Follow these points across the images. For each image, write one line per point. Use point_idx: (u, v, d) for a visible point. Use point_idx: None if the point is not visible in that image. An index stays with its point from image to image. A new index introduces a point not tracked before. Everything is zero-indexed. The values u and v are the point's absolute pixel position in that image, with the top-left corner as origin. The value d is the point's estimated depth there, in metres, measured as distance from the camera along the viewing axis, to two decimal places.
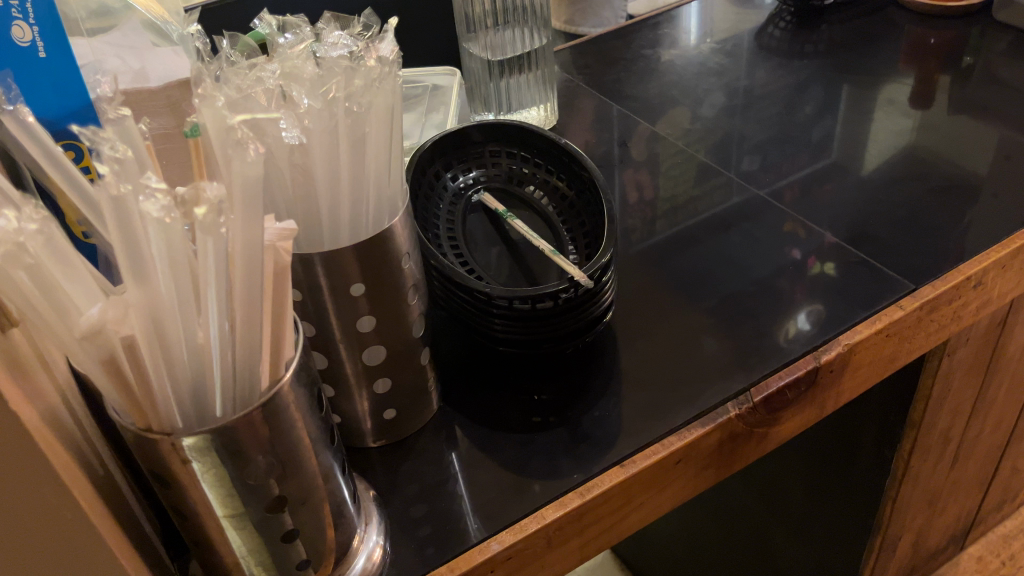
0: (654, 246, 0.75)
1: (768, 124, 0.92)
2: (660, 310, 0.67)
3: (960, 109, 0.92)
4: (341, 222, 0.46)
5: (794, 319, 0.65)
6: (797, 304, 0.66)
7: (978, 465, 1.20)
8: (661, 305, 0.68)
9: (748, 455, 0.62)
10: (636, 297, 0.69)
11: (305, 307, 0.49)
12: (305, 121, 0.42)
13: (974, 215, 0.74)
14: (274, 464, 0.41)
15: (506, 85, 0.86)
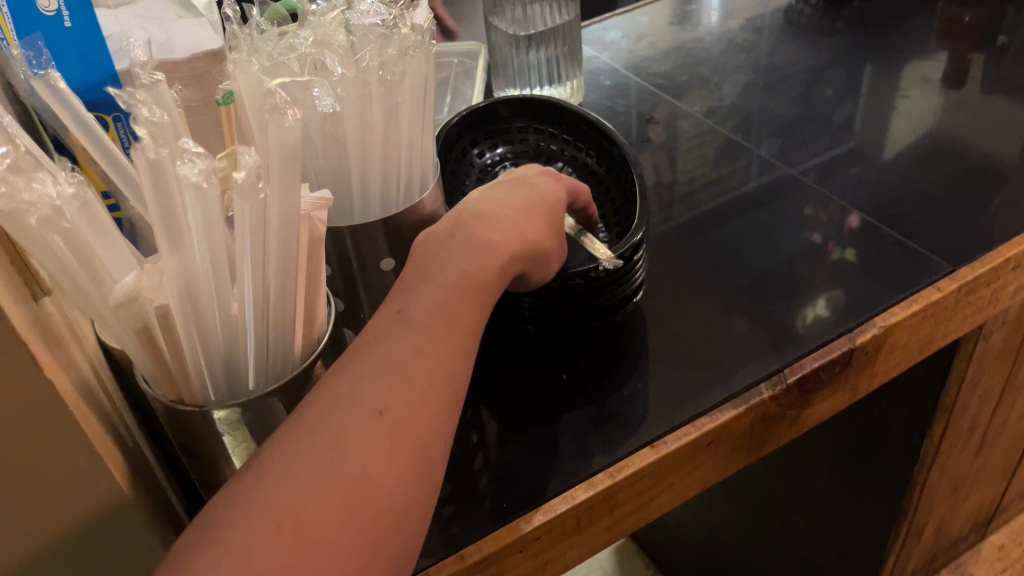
0: (679, 228, 0.73)
1: (798, 102, 0.90)
2: (685, 292, 0.66)
3: (994, 87, 0.90)
4: (372, 195, 0.46)
5: (825, 299, 0.63)
6: (818, 288, 0.65)
7: (1003, 452, 1.18)
8: (687, 287, 0.66)
9: (779, 439, 0.61)
10: (660, 280, 0.67)
11: (332, 280, 0.48)
12: (338, 89, 0.41)
13: (1011, 196, 0.72)
14: None
15: (532, 60, 0.85)
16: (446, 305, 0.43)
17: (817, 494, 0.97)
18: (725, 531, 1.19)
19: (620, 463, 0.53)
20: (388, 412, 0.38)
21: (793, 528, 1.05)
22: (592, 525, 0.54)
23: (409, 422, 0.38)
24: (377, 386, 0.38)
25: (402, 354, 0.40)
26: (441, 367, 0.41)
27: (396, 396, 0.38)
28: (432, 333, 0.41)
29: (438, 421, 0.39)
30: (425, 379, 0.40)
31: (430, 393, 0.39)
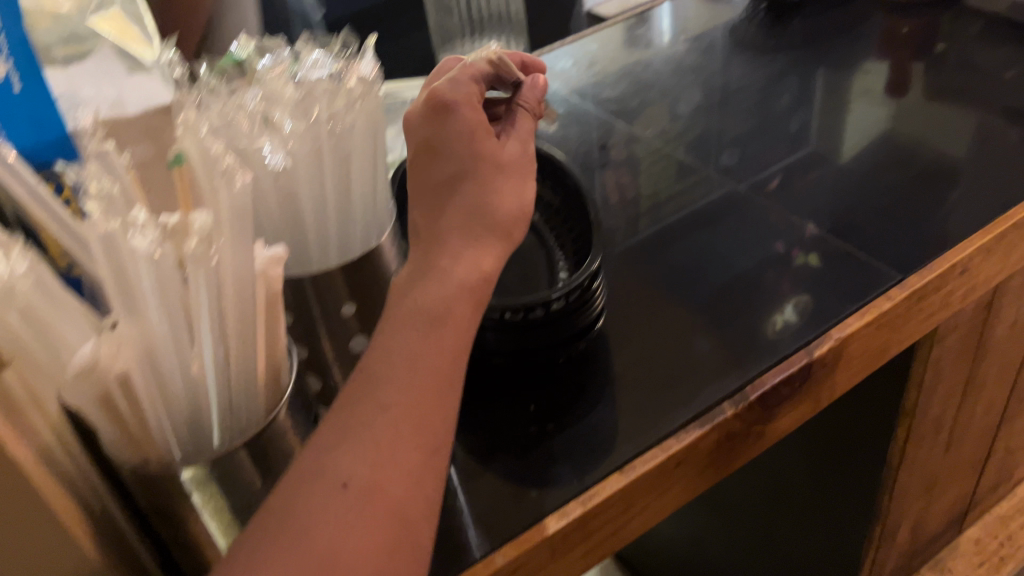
0: (646, 242, 0.75)
1: (747, 119, 0.93)
2: (652, 307, 0.67)
3: (935, 95, 0.92)
4: (330, 244, 0.46)
5: (782, 311, 0.65)
6: (783, 296, 0.66)
7: (971, 448, 1.21)
8: (654, 301, 0.68)
9: (747, 454, 0.62)
10: (630, 292, 0.69)
11: (295, 329, 0.49)
12: (289, 144, 0.42)
13: (958, 201, 0.74)
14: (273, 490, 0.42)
15: None
16: (417, 358, 0.42)
17: (795, 504, 0.98)
18: (705, 543, 1.20)
19: (592, 490, 0.54)
20: (353, 484, 0.38)
21: (771, 538, 1.06)
22: (567, 554, 0.54)
23: (377, 490, 0.38)
24: (343, 456, 0.38)
25: (372, 412, 0.40)
26: (414, 419, 0.40)
27: (362, 465, 0.38)
28: (402, 387, 0.41)
29: (414, 479, 0.39)
30: (395, 439, 0.39)
31: (403, 450, 0.39)
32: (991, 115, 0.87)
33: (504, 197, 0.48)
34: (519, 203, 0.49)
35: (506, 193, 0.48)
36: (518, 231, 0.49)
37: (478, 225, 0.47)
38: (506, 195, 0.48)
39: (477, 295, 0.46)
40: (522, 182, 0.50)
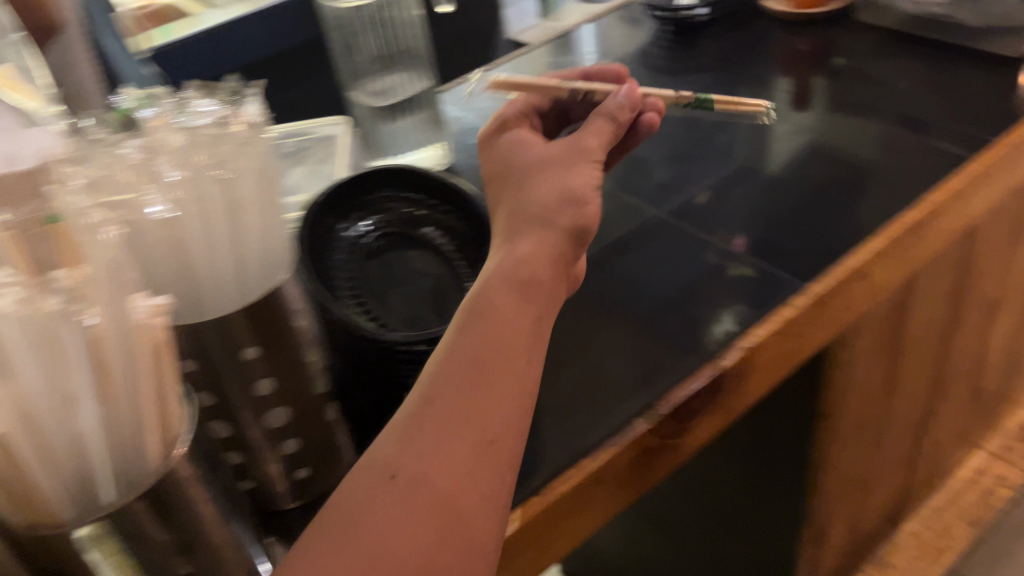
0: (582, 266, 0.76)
1: (656, 141, 0.95)
2: (590, 325, 0.68)
3: (835, 109, 0.96)
4: (227, 291, 0.46)
5: (719, 324, 0.67)
6: (721, 304, 0.68)
7: (898, 445, 1.24)
8: (594, 321, 0.68)
9: (663, 468, 0.63)
10: (575, 318, 0.69)
11: (197, 377, 0.48)
12: (174, 193, 0.42)
13: (862, 212, 0.77)
14: (177, 543, 0.41)
15: (395, 128, 0.87)
16: (464, 354, 0.46)
17: (731, 514, 0.99)
18: (653, 559, 1.20)
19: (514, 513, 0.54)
20: (400, 474, 0.42)
21: (710, 547, 1.07)
22: None
23: (424, 479, 0.41)
24: (395, 453, 0.42)
25: (430, 410, 0.44)
26: (461, 416, 0.44)
27: (410, 458, 0.42)
28: (451, 383, 0.45)
29: (465, 469, 0.42)
30: (442, 431, 0.43)
31: (451, 440, 0.43)
32: (886, 125, 0.90)
33: (540, 191, 0.55)
34: (560, 192, 0.54)
35: (543, 185, 0.55)
36: (562, 218, 0.53)
37: (522, 219, 0.54)
38: (546, 189, 0.55)
39: (520, 290, 0.50)
40: (566, 173, 0.55)
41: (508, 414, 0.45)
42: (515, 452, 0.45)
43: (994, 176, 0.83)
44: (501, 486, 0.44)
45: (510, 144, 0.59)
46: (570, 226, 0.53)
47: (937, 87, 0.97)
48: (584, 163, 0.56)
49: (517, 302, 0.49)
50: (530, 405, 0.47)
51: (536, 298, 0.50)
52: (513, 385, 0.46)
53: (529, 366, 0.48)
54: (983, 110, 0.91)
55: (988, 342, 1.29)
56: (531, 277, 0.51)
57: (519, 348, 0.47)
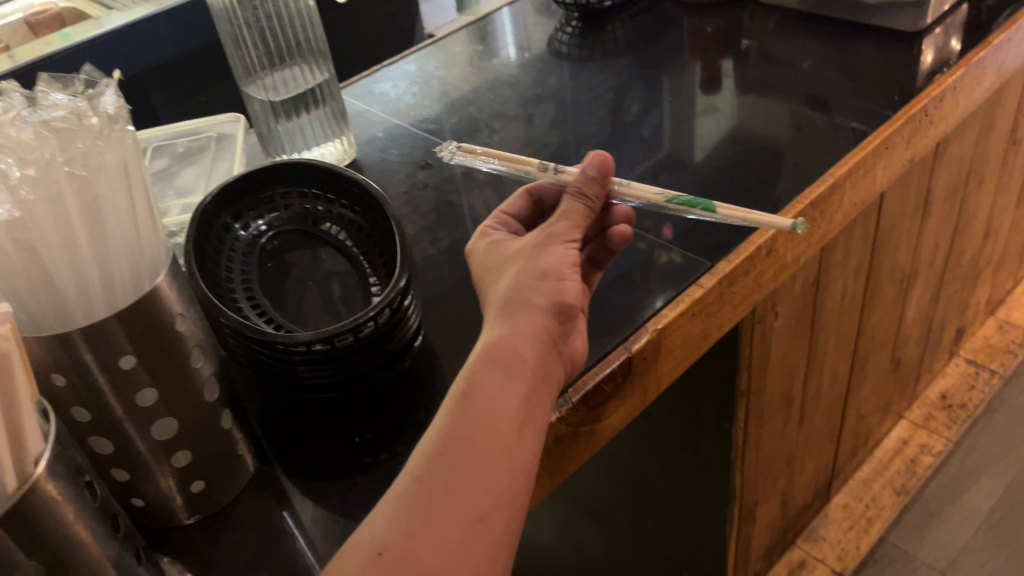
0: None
1: (567, 128, 0.94)
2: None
3: (741, 91, 0.96)
4: (94, 295, 0.43)
5: (652, 308, 0.65)
6: (653, 292, 0.67)
7: (823, 418, 1.26)
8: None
9: (579, 456, 0.62)
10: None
11: (73, 390, 0.46)
12: (20, 192, 0.38)
13: (780, 195, 0.76)
14: (46, 568, 0.39)
15: (296, 124, 0.85)
16: (455, 434, 0.45)
17: (659, 496, 0.99)
18: (589, 548, 1.20)
19: None
20: (387, 551, 0.41)
21: (642, 531, 1.07)
22: None
23: (410, 556, 0.41)
24: (384, 529, 0.42)
25: (422, 488, 0.43)
26: (451, 496, 0.43)
27: (398, 534, 0.42)
28: (439, 459, 0.44)
29: (451, 546, 0.42)
30: (430, 507, 0.43)
31: (442, 521, 0.42)
32: (791, 104, 0.91)
33: (509, 280, 0.52)
34: (534, 275, 0.51)
35: (515, 274, 0.52)
36: (539, 296, 0.51)
37: (503, 313, 0.51)
38: (522, 275, 0.52)
39: (505, 367, 0.48)
40: (535, 258, 0.52)
41: (498, 490, 0.44)
42: (507, 528, 0.44)
43: (895, 148, 0.84)
44: (492, 563, 0.43)
45: (487, 246, 0.57)
46: (547, 304, 0.51)
47: (839, 64, 0.99)
48: (556, 244, 0.53)
49: (508, 383, 0.48)
50: (522, 481, 0.46)
51: (526, 375, 0.49)
52: (503, 462, 0.45)
53: (520, 442, 0.47)
54: (881, 86, 0.92)
55: (903, 314, 1.32)
56: (516, 357, 0.49)
57: (508, 426, 0.46)
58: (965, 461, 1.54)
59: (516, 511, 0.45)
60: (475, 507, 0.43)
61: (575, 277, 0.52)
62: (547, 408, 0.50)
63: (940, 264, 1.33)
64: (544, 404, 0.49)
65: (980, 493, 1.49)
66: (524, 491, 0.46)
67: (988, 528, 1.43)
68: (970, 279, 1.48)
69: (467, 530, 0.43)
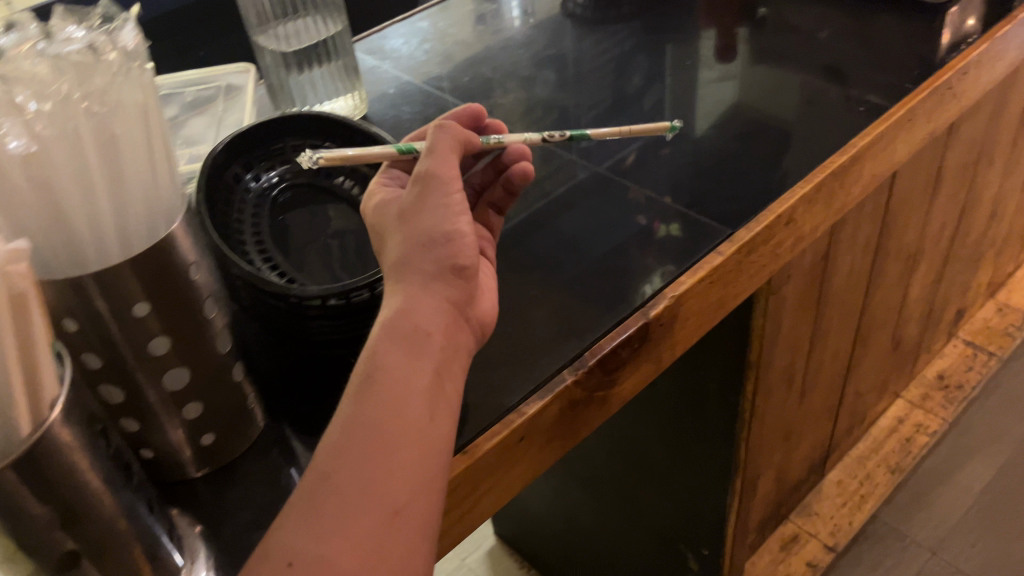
0: (516, 229, 0.72)
1: (581, 91, 0.92)
2: (515, 288, 0.65)
3: (759, 59, 0.94)
4: (108, 240, 0.42)
5: (648, 282, 0.64)
6: (649, 266, 0.65)
7: (825, 391, 1.26)
8: (519, 280, 0.66)
9: (592, 422, 0.61)
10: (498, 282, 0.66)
11: (84, 335, 0.44)
12: (37, 127, 0.37)
13: (788, 163, 0.75)
14: (58, 514, 0.38)
15: (307, 78, 0.83)
16: (362, 420, 0.41)
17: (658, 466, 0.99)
18: (583, 517, 1.19)
19: None
20: (299, 559, 0.37)
21: (635, 503, 1.07)
22: None
23: (326, 563, 0.37)
24: (295, 535, 0.37)
25: (330, 484, 0.39)
26: (366, 490, 0.39)
27: (308, 540, 0.37)
28: (347, 453, 0.40)
29: (370, 547, 0.38)
30: (342, 507, 0.38)
31: (358, 517, 0.38)
32: (810, 74, 0.89)
33: (398, 246, 0.48)
34: (419, 240, 0.47)
35: (399, 240, 0.48)
36: (426, 261, 0.47)
37: (392, 281, 0.47)
38: (406, 242, 0.48)
39: (408, 344, 0.44)
40: (418, 218, 0.48)
41: (416, 478, 0.41)
42: (428, 517, 0.41)
43: (916, 122, 0.82)
44: (415, 557, 0.39)
45: (376, 207, 0.53)
46: (436, 269, 0.47)
47: (858, 35, 0.97)
48: (435, 193, 0.48)
49: (408, 362, 0.44)
50: (439, 464, 0.42)
51: (431, 350, 0.45)
52: (418, 447, 0.41)
53: (432, 424, 0.43)
54: (902, 58, 0.91)
55: (906, 293, 1.31)
56: (418, 330, 0.45)
57: (418, 407, 0.42)
58: (957, 441, 1.56)
59: (434, 499, 0.41)
60: (392, 498, 0.39)
61: (464, 230, 0.48)
62: (456, 380, 0.46)
63: (946, 244, 1.32)
64: (453, 376, 0.46)
65: (970, 473, 1.50)
66: (440, 478, 0.42)
67: (977, 509, 1.45)
68: (973, 261, 1.48)
69: (387, 524, 0.39)
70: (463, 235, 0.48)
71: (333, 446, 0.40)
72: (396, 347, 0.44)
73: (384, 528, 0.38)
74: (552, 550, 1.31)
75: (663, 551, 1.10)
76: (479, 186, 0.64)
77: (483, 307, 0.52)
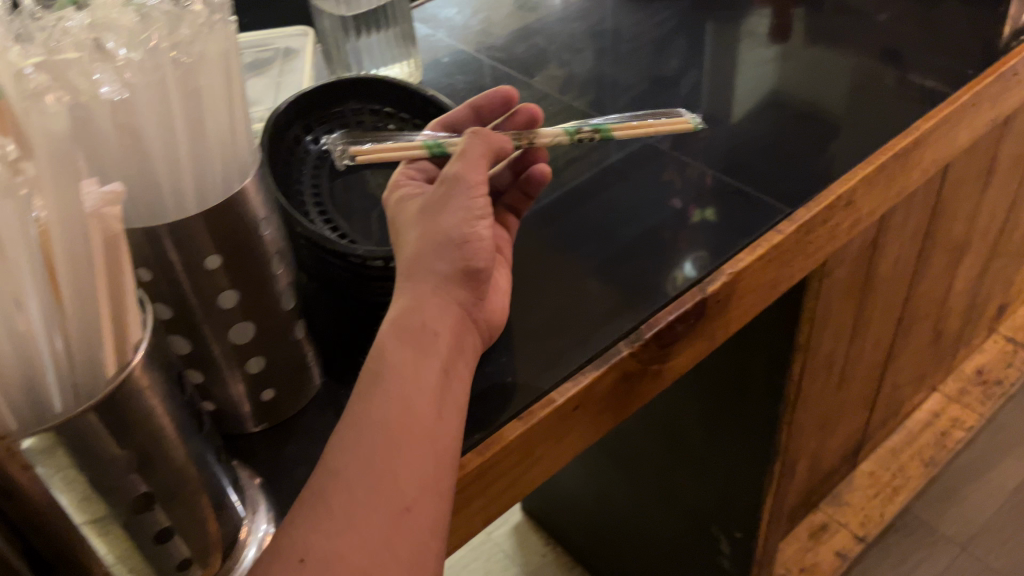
0: (545, 213, 0.71)
1: (635, 65, 0.92)
2: (548, 273, 0.65)
3: (817, 39, 0.93)
4: (186, 190, 0.42)
5: (680, 268, 0.63)
6: (682, 251, 0.65)
7: (860, 383, 1.23)
8: (551, 267, 0.65)
9: (644, 395, 0.62)
10: (531, 264, 0.66)
11: (155, 287, 0.45)
12: (125, 75, 0.38)
13: (839, 144, 0.74)
14: (135, 457, 0.38)
15: (364, 44, 0.83)
16: (373, 416, 0.41)
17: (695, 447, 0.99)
18: (613, 495, 1.20)
19: (491, 439, 0.52)
20: (311, 556, 0.36)
21: (671, 484, 1.07)
22: (465, 507, 0.52)
23: (338, 559, 0.36)
24: (306, 531, 0.37)
25: (340, 481, 0.38)
26: (377, 487, 0.39)
27: (319, 536, 0.37)
28: (356, 449, 0.39)
29: (381, 543, 0.37)
30: (353, 504, 0.38)
31: (368, 514, 0.38)
32: (869, 55, 0.88)
33: (413, 245, 0.48)
34: (434, 241, 0.47)
35: (416, 238, 0.48)
36: (440, 262, 0.47)
37: (404, 277, 0.47)
38: (422, 239, 0.47)
39: (416, 341, 0.44)
40: (436, 217, 0.47)
41: (425, 475, 0.40)
42: (438, 514, 0.40)
43: (978, 109, 0.81)
44: (425, 554, 0.39)
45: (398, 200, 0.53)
46: (450, 271, 0.47)
47: (919, 17, 0.95)
48: (461, 195, 0.47)
49: (418, 359, 0.44)
50: (447, 461, 0.42)
51: (438, 349, 0.45)
52: (427, 443, 0.41)
53: (441, 421, 0.42)
54: (965, 43, 0.89)
55: (952, 285, 1.28)
56: (426, 328, 0.45)
57: (427, 404, 0.42)
58: (994, 439, 1.53)
59: (442, 496, 0.41)
60: (403, 495, 0.39)
61: (482, 234, 0.47)
62: (463, 378, 0.46)
63: (993, 238, 1.29)
64: (460, 374, 0.46)
65: (1004, 472, 1.48)
66: (448, 475, 0.42)
67: (1011, 506, 1.43)
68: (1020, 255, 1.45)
69: (397, 521, 0.38)
70: (480, 239, 0.47)
71: (341, 443, 0.40)
72: (405, 346, 0.44)
73: (394, 525, 0.38)
74: (580, 527, 1.32)
75: (696, 535, 1.09)
76: (495, 190, 0.64)
77: (492, 311, 0.54)
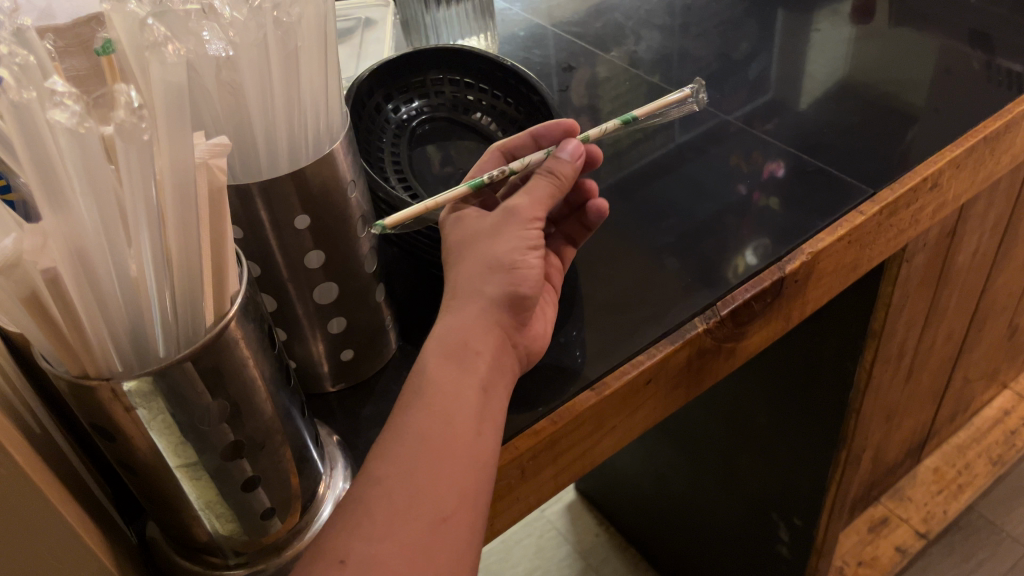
0: (608, 194, 0.70)
1: (712, 41, 0.91)
2: (608, 255, 0.64)
3: (901, 16, 0.90)
4: (278, 149, 0.44)
5: (741, 255, 0.62)
6: (744, 237, 0.64)
7: (922, 396, 1.13)
8: (612, 252, 0.64)
9: (715, 374, 0.62)
10: (596, 245, 0.65)
11: (246, 245, 0.46)
12: (230, 34, 0.39)
13: (924, 124, 0.73)
14: (227, 407, 0.39)
15: (439, 17, 0.83)
16: (412, 428, 0.41)
17: (761, 429, 0.98)
18: (672, 479, 1.20)
19: (562, 408, 0.52)
20: (350, 559, 0.36)
21: (733, 466, 1.05)
22: (538, 474, 0.53)
23: (375, 564, 0.36)
24: (344, 535, 0.37)
25: (379, 492, 0.38)
26: (415, 494, 0.38)
27: (358, 541, 0.37)
28: (395, 460, 0.39)
29: (418, 551, 0.37)
30: (391, 513, 0.38)
31: (406, 522, 0.38)
32: (956, 35, 0.85)
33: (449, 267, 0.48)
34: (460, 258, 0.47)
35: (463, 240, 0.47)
36: (469, 274, 0.47)
37: None
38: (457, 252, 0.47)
39: (458, 359, 0.44)
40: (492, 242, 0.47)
41: (462, 487, 0.40)
42: (476, 527, 0.40)
43: None
44: (460, 567, 0.39)
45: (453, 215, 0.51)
46: (484, 280, 0.46)
47: None
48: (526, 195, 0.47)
49: (455, 383, 0.43)
50: (485, 476, 0.41)
51: (479, 367, 0.44)
52: (463, 455, 0.41)
53: (481, 436, 0.42)
54: None
55: None
56: (467, 349, 0.44)
57: (466, 419, 0.42)
58: None
59: (480, 508, 0.41)
60: (441, 505, 0.39)
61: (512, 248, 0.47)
62: (504, 395, 0.45)
63: None
64: (499, 395, 0.45)
65: None
66: (485, 489, 0.41)
67: None
68: None
69: (433, 530, 0.38)
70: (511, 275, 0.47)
71: (384, 454, 0.40)
72: (449, 371, 0.43)
73: (430, 534, 0.38)
74: (634, 510, 1.33)
75: (757, 520, 1.08)
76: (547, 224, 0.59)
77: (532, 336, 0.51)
